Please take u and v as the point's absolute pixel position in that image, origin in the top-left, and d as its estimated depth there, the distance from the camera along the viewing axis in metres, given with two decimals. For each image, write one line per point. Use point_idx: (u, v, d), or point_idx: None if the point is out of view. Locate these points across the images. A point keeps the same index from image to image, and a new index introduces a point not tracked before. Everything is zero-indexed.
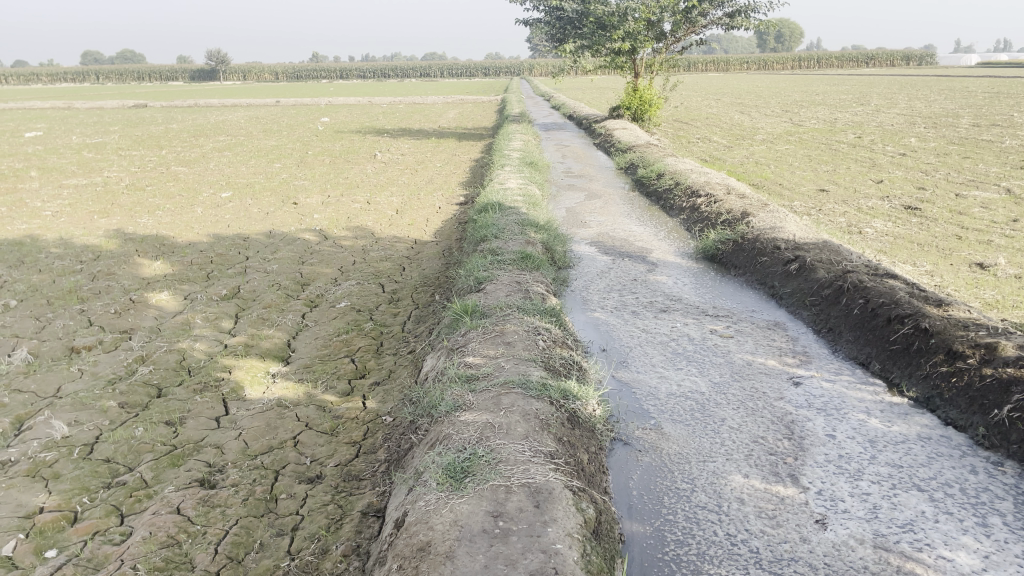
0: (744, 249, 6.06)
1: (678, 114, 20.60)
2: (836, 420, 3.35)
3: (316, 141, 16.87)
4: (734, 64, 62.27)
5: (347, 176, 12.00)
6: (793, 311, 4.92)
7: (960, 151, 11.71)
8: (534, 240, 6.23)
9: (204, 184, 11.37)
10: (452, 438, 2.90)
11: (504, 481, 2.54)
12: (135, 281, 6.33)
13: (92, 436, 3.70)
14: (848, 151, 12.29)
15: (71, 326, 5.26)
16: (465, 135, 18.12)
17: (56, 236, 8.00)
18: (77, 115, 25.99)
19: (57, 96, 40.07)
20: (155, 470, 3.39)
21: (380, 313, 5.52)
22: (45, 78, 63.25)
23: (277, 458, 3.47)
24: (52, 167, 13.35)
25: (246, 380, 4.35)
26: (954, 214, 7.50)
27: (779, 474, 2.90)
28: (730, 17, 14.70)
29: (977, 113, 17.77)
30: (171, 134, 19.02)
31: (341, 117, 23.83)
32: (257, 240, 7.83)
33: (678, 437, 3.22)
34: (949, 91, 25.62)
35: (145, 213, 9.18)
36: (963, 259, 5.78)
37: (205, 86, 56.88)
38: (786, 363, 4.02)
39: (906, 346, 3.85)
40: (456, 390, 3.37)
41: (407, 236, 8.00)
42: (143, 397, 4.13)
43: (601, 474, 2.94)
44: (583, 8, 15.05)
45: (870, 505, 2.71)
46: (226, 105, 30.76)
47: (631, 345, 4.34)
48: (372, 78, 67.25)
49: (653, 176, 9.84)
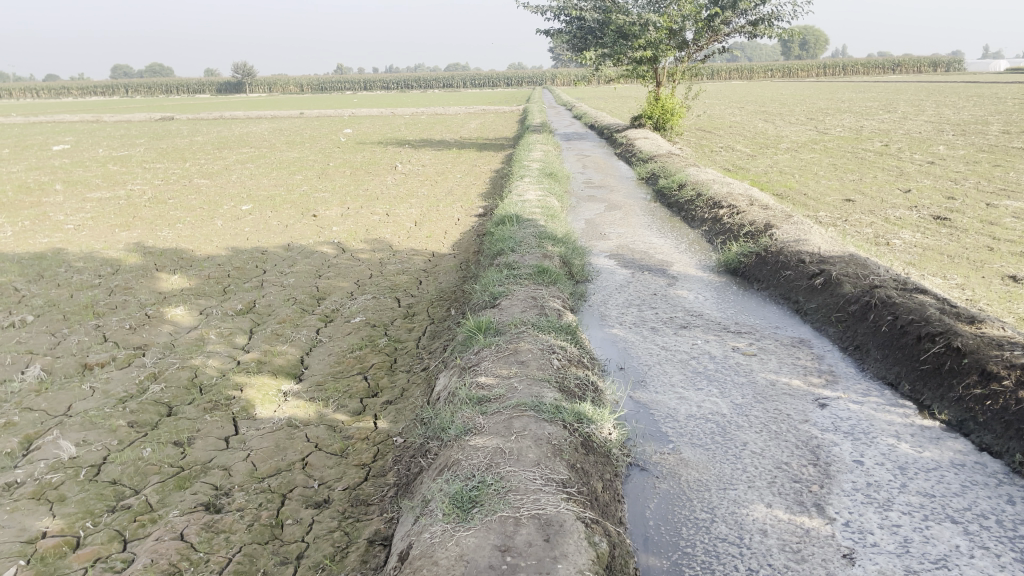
0: (767, 262, 5.91)
1: (701, 122, 20.43)
2: (864, 445, 3.21)
3: (338, 153, 16.88)
4: (759, 71, 62.03)
5: (367, 188, 11.96)
6: (819, 328, 4.76)
7: (990, 158, 11.45)
8: (552, 253, 6.12)
9: (225, 196, 11.41)
10: (461, 464, 2.80)
11: (513, 512, 2.43)
12: (152, 295, 6.31)
13: (99, 457, 3.64)
14: (874, 159, 12.07)
15: (86, 342, 5.23)
16: (486, 145, 18.07)
17: (77, 250, 8.02)
18: (105, 128, 26.33)
19: (86, 109, 40.82)
20: (161, 493, 3.32)
21: (394, 328, 5.45)
22: (74, 91, 64.06)
23: (285, 481, 3.39)
24: (76, 180, 13.44)
25: (257, 399, 4.28)
26: (984, 224, 7.30)
27: (805, 503, 2.76)
28: (754, 26, 14.55)
29: (1008, 119, 17.45)
30: (195, 146, 19.15)
31: (364, 128, 23.94)
32: (275, 253, 7.80)
33: (698, 463, 3.09)
34: (979, 98, 25.27)
35: (166, 226, 9.20)
36: (995, 272, 5.59)
37: (231, 98, 57.58)
38: (811, 383, 3.87)
39: (937, 366, 3.69)
40: (467, 412, 3.27)
41: (424, 249, 7.93)
42: (152, 416, 4.07)
43: (615, 504, 2.83)
44: (604, 16, 14.98)
45: (900, 538, 2.57)
46: (251, 117, 31.08)
47: (650, 363, 4.21)
48: (395, 88, 67.78)
49: (675, 187, 9.71)
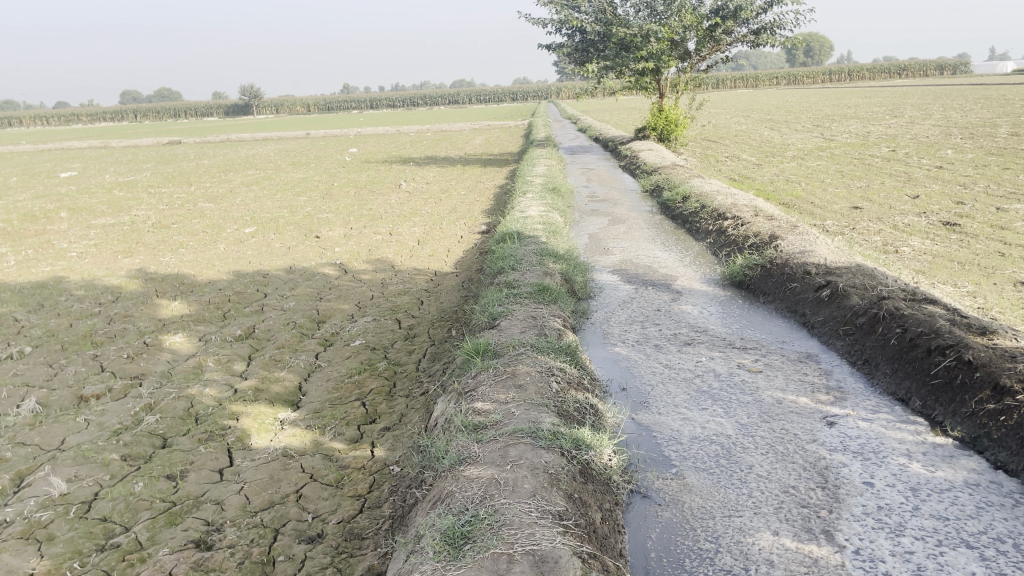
0: (773, 274, 5.81)
1: (707, 132, 20.33)
2: (875, 465, 3.09)
3: (343, 172, 16.83)
4: (764, 80, 62.16)
5: (370, 207, 11.91)
6: (826, 342, 4.65)
7: (999, 162, 11.33)
8: (553, 270, 6.03)
9: (229, 220, 11.38)
10: (455, 497, 2.72)
11: (506, 548, 2.34)
12: (151, 322, 6.25)
13: (90, 493, 3.56)
14: (882, 165, 11.94)
15: (83, 373, 5.16)
16: (490, 161, 18.03)
17: (79, 278, 7.98)
18: (112, 153, 26.39)
19: (94, 135, 41.03)
20: (151, 530, 3.24)
21: (394, 351, 5.36)
22: (84, 117, 64.38)
23: (278, 515, 3.30)
24: (81, 207, 13.42)
25: (253, 428, 4.19)
26: (995, 229, 7.17)
27: (813, 530, 2.65)
28: (756, 34, 14.48)
29: (1016, 121, 17.29)
30: (201, 170, 19.15)
31: (369, 147, 23.91)
32: (276, 276, 7.74)
33: (701, 488, 2.98)
34: (987, 100, 25.04)
35: (168, 251, 9.15)
36: (1006, 278, 5.47)
37: (238, 120, 57.87)
38: (819, 401, 3.76)
39: (948, 380, 3.58)
40: (462, 440, 3.18)
41: (427, 268, 7.87)
42: (147, 449, 3.99)
43: (615, 535, 2.72)
44: (606, 29, 14.96)
45: (913, 566, 2.45)
46: (257, 139, 31.12)
47: (653, 383, 4.11)
48: (402, 105, 67.99)
49: (679, 199, 9.62)
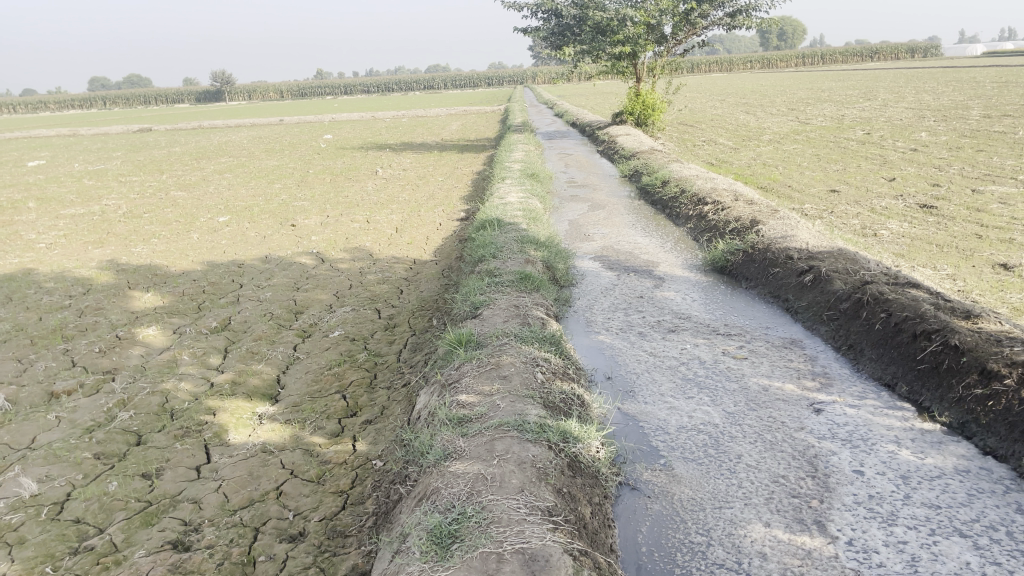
0: (755, 259, 5.78)
1: (683, 117, 20.35)
2: (864, 453, 3.06)
3: (317, 160, 16.59)
4: (738, 65, 62.44)
5: (347, 194, 11.75)
6: (810, 327, 4.62)
7: (972, 144, 11.41)
8: (534, 258, 5.95)
9: (202, 209, 11.16)
10: (442, 493, 2.65)
11: (495, 547, 2.27)
12: (123, 315, 6.10)
13: (63, 493, 3.45)
14: (858, 148, 11.97)
15: (53, 368, 5.01)
16: (467, 147, 17.89)
17: (48, 270, 7.77)
18: (81, 141, 25.88)
19: (62, 123, 40.00)
20: (127, 531, 3.14)
21: (375, 341, 5.27)
22: (51, 105, 62.98)
23: (258, 513, 3.22)
24: (50, 197, 13.13)
25: (230, 424, 4.08)
26: (971, 211, 7.20)
27: (805, 521, 2.62)
28: (732, 17, 14.43)
29: (987, 103, 17.46)
30: (173, 157, 18.81)
31: (344, 133, 23.63)
32: (251, 266, 7.59)
33: (691, 480, 2.94)
34: (958, 83, 25.24)
35: (140, 242, 8.96)
36: (985, 260, 5.49)
37: (209, 106, 57.01)
38: (805, 387, 3.73)
39: (934, 365, 3.56)
40: (447, 435, 3.11)
41: (406, 256, 7.76)
42: (120, 446, 3.88)
43: (605, 530, 2.67)
44: (581, 13, 14.81)
45: (907, 556, 2.42)
46: (229, 125, 30.68)
47: (638, 371, 4.07)
48: (376, 90, 67.33)
49: (658, 183, 9.57)
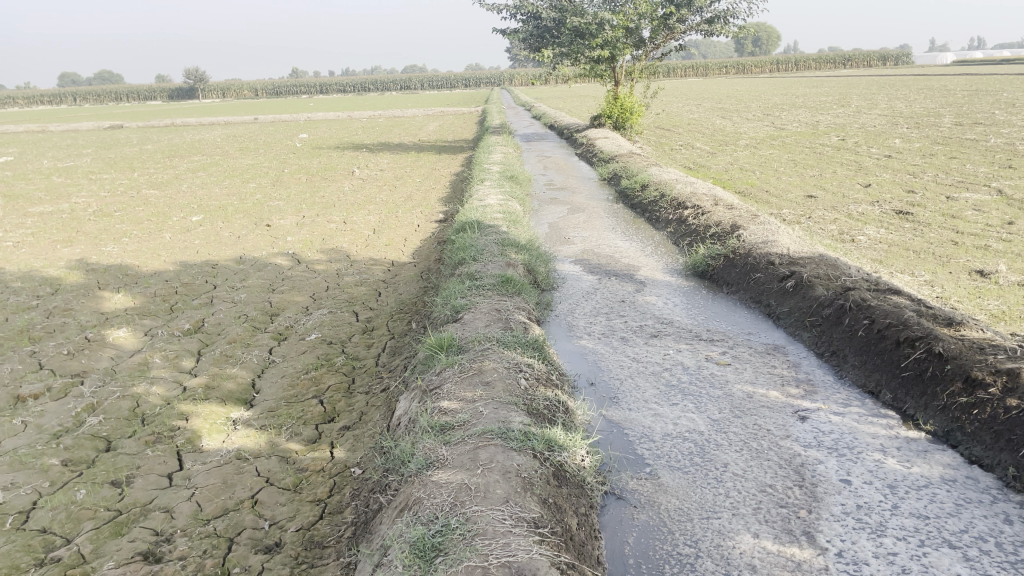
0: (737, 264, 5.76)
1: (661, 120, 20.41)
2: (850, 461, 3.04)
3: (293, 159, 16.39)
4: (713, 70, 62.89)
5: (323, 195, 11.61)
6: (793, 333, 4.61)
7: (945, 151, 11.54)
8: (515, 261, 5.89)
9: (175, 207, 10.97)
10: (424, 504, 2.58)
11: (481, 561, 2.20)
12: (93, 316, 5.94)
13: (29, 502, 3.33)
14: (833, 154, 12.06)
15: (19, 370, 4.86)
16: (445, 148, 17.79)
17: (14, 269, 7.57)
18: (49, 138, 25.41)
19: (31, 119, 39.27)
20: (95, 542, 3.03)
21: (352, 345, 5.17)
22: (19, 99, 61.73)
23: (233, 522, 3.12)
24: (16, 194, 12.80)
25: (203, 429, 3.97)
26: (946, 217, 7.25)
27: (794, 532, 2.58)
28: (709, 23, 14.48)
29: (959, 111, 17.68)
30: (145, 155, 18.52)
31: (320, 132, 23.42)
32: (225, 267, 7.44)
33: (678, 489, 2.89)
34: (930, 91, 25.58)
35: (111, 241, 8.77)
36: (962, 266, 5.52)
37: (183, 103, 56.30)
38: (789, 394, 3.70)
39: (918, 373, 3.55)
40: (429, 443, 3.04)
41: (384, 258, 7.67)
42: (89, 453, 3.75)
43: (591, 542, 2.61)
44: (560, 16, 14.80)
45: (897, 568, 2.39)
46: (203, 123, 30.34)
47: (621, 377, 4.02)
48: (351, 89, 66.87)
49: (637, 187, 9.56)
